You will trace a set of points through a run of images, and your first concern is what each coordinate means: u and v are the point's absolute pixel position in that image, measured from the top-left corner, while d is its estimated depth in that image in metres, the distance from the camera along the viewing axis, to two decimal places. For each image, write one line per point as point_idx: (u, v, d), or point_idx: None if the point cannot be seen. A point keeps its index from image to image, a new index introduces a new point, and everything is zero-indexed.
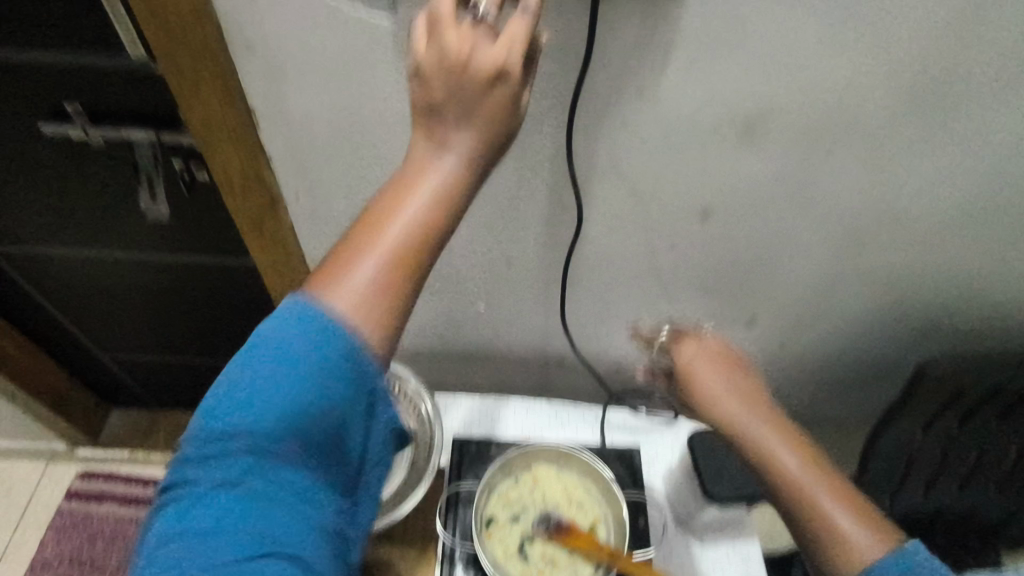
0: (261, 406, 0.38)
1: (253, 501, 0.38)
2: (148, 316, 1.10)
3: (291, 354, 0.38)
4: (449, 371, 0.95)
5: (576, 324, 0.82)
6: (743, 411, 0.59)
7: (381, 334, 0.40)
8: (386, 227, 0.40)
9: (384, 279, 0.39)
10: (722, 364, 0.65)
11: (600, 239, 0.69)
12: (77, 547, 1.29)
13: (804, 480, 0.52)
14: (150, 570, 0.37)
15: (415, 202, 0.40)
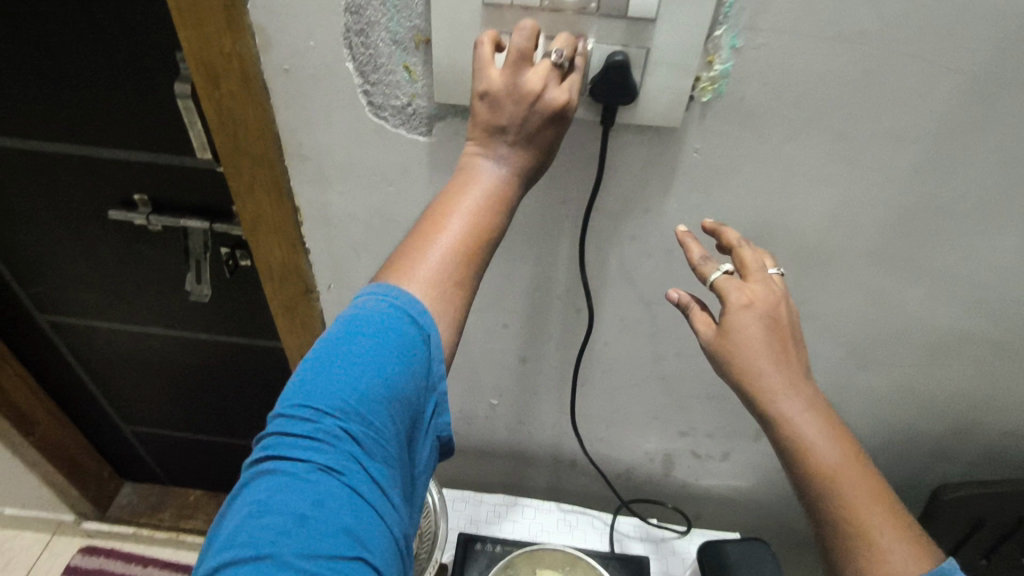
0: (355, 383, 0.41)
1: (344, 491, 0.38)
2: (175, 390, 1.14)
3: (382, 333, 0.43)
4: (460, 466, 0.95)
5: (588, 426, 0.83)
6: (790, 395, 0.46)
7: (448, 313, 0.46)
8: (449, 221, 0.47)
9: (451, 270, 0.46)
10: (776, 319, 0.48)
11: (611, 342, 0.72)
12: None
13: (845, 480, 0.45)
14: (236, 556, 0.35)
15: (477, 208, 0.47)
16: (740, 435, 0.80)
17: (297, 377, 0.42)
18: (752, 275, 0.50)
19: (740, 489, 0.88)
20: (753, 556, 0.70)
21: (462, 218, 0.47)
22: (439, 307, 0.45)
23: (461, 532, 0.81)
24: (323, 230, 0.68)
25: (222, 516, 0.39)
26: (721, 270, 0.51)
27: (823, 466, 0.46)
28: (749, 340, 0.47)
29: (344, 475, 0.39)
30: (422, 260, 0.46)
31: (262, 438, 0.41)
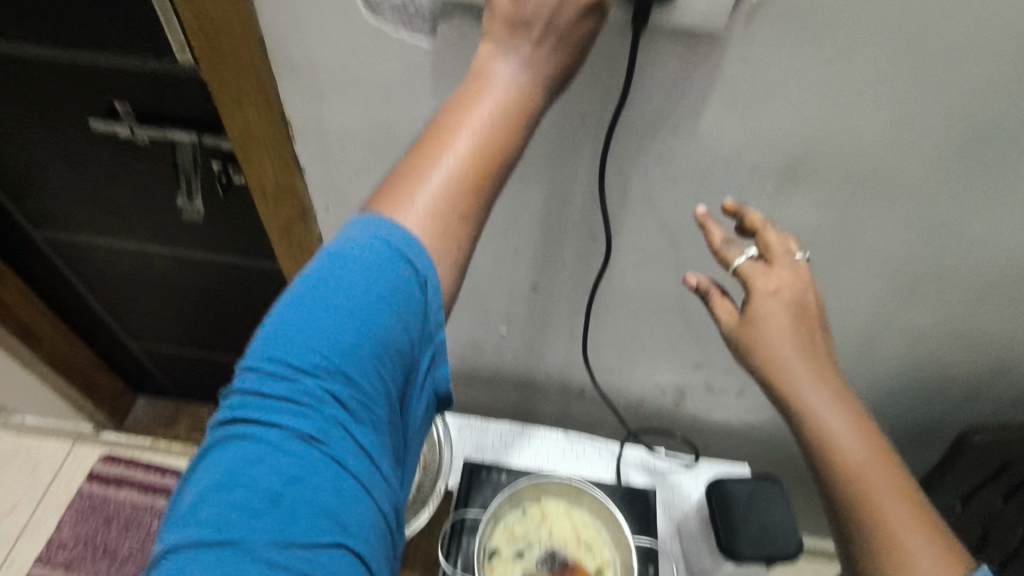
0: (338, 342, 0.37)
1: (326, 462, 0.36)
2: (180, 309, 1.12)
3: (371, 280, 0.39)
4: (467, 392, 0.93)
5: (599, 358, 0.80)
6: (816, 385, 0.44)
7: (450, 247, 0.42)
8: (456, 135, 0.42)
9: (454, 200, 0.42)
10: (804, 308, 0.46)
11: (628, 273, 0.68)
12: (93, 530, 1.30)
13: (869, 477, 0.42)
14: (201, 534, 0.33)
15: (482, 134, 0.42)
16: None
17: (270, 325, 0.39)
18: (778, 260, 0.48)
19: (752, 424, 0.87)
20: (765, 496, 0.69)
21: (462, 146, 0.42)
22: (439, 245, 0.41)
23: (467, 458, 0.80)
24: (318, 147, 0.62)
25: (188, 482, 0.37)
26: (746, 255, 0.48)
27: (848, 461, 0.42)
28: (777, 329, 0.45)
29: (327, 443, 0.37)
30: (426, 186, 0.41)
31: (231, 395, 0.39)
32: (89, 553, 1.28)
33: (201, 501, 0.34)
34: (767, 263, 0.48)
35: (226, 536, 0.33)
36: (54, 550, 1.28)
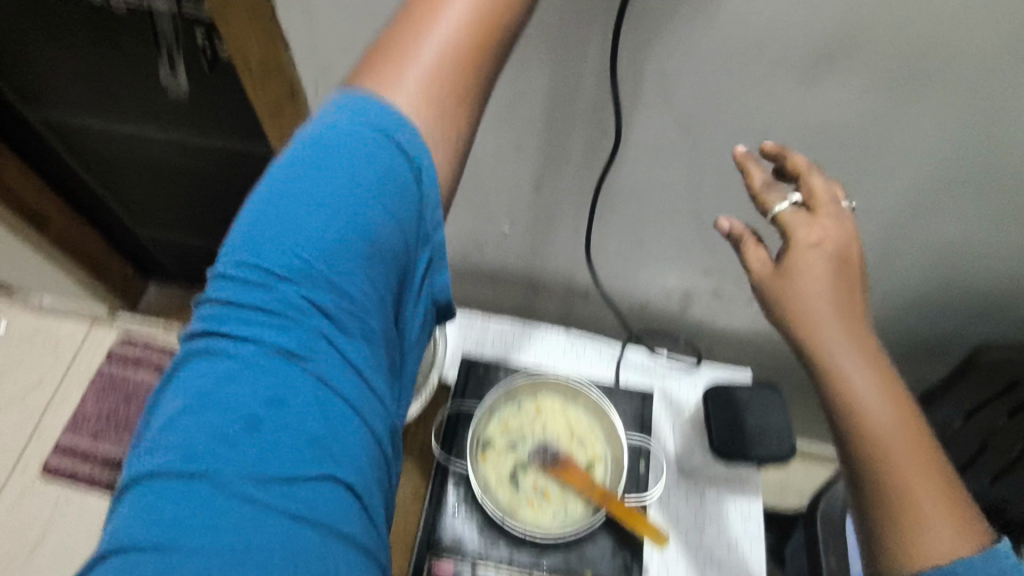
0: (320, 241, 0.35)
1: (310, 380, 0.34)
2: (181, 196, 1.10)
3: (355, 171, 0.36)
4: (470, 290, 0.92)
5: (604, 260, 0.77)
6: (850, 347, 0.40)
7: (446, 133, 0.39)
8: (448, 3, 0.38)
9: (449, 82, 0.38)
10: (846, 262, 0.42)
11: (638, 171, 0.63)
12: (113, 407, 1.33)
13: (897, 448, 0.39)
14: (174, 458, 0.32)
15: (470, 12, 0.38)
16: None
17: (245, 228, 0.36)
18: (822, 209, 0.43)
19: (757, 331, 0.85)
20: (761, 403, 0.68)
21: (446, 28, 0.38)
22: (435, 131, 0.38)
23: (465, 353, 0.80)
24: (301, 16, 0.56)
25: (163, 399, 0.35)
26: (787, 202, 0.44)
27: (878, 431, 0.39)
28: (811, 283, 0.41)
29: (309, 360, 0.34)
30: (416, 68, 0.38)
31: (205, 306, 0.36)
32: (109, 428, 1.30)
33: (175, 423, 0.33)
34: (810, 212, 0.43)
35: (200, 467, 0.31)
36: (77, 424, 1.31)
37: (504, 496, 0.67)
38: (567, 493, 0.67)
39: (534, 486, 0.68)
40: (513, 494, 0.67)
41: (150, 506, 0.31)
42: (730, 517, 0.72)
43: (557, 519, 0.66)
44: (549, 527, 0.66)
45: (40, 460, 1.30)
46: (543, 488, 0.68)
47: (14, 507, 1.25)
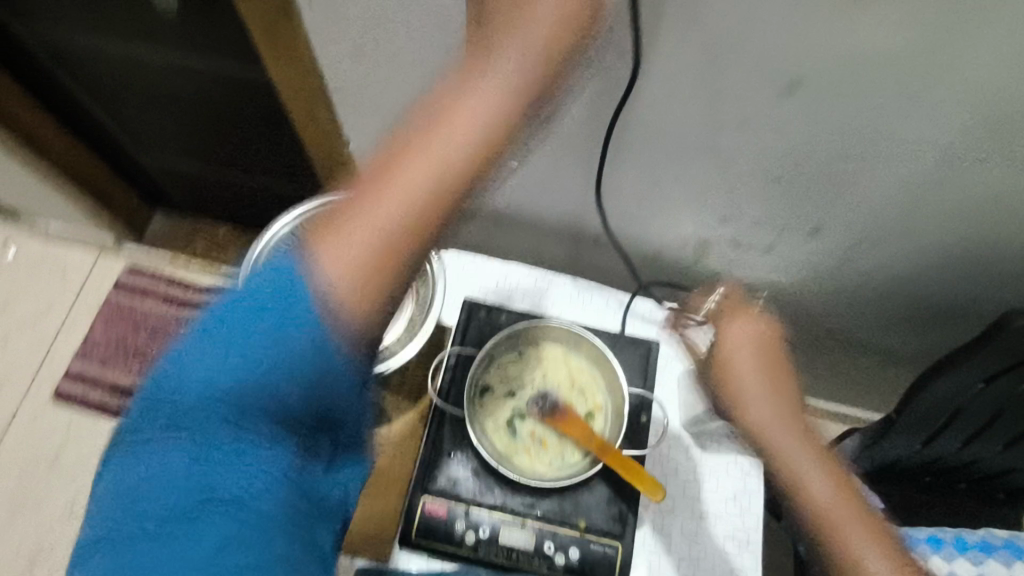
0: (227, 377, 0.40)
1: (226, 505, 0.40)
2: (180, 123, 1.06)
3: (253, 334, 0.39)
4: (476, 231, 0.89)
5: (614, 204, 0.73)
6: (800, 448, 0.63)
7: (377, 279, 0.42)
8: (401, 164, 0.42)
9: (393, 229, 0.42)
10: (778, 377, 0.66)
11: (653, 109, 0.58)
12: (121, 334, 1.36)
13: (834, 509, 0.60)
14: (97, 553, 0.39)
15: (421, 184, 0.42)
16: (789, 231, 0.70)
17: (176, 356, 0.42)
18: (746, 323, 0.69)
19: (773, 285, 0.81)
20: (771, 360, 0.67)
21: (396, 194, 0.42)
22: (355, 284, 0.41)
23: (467, 296, 0.78)
24: None
25: (102, 471, 0.42)
26: (728, 322, 0.70)
27: (818, 499, 0.61)
28: (736, 363, 0.65)
29: (219, 482, 0.41)
30: (359, 216, 0.42)
31: (139, 398, 0.43)
32: (118, 355, 1.34)
33: (102, 515, 0.40)
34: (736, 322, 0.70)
35: (111, 557, 0.39)
36: (87, 350, 1.34)
37: (500, 442, 0.67)
38: (565, 442, 0.67)
39: (531, 435, 0.67)
40: (509, 441, 0.67)
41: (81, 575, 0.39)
42: (707, 478, 0.71)
43: (554, 466, 0.66)
44: (544, 474, 0.65)
45: (52, 382, 1.33)
46: (540, 436, 0.67)
47: (29, 427, 1.29)
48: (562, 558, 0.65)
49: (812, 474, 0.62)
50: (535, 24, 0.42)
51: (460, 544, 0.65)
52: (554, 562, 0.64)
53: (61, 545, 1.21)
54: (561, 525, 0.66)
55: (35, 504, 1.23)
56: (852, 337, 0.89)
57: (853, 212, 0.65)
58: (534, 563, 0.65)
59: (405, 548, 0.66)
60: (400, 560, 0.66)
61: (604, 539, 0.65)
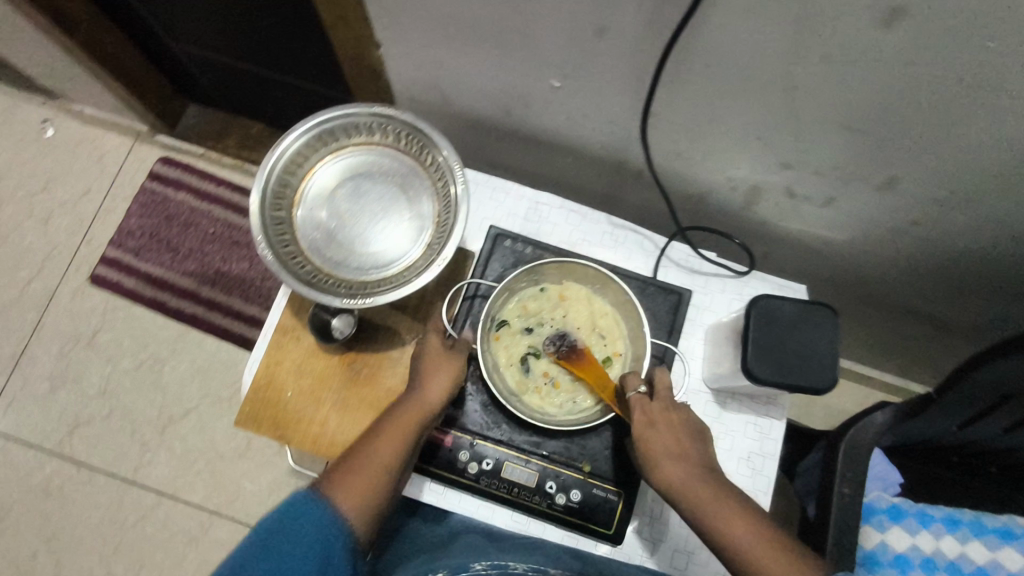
0: (310, 528, 0.52)
1: None
2: (208, 7, 0.99)
3: (319, 521, 0.52)
4: (511, 150, 0.83)
5: (663, 136, 0.66)
6: (705, 497, 0.54)
7: (361, 506, 0.55)
8: (365, 453, 0.57)
9: (366, 485, 0.56)
10: (682, 438, 0.58)
11: (720, 31, 0.49)
12: (157, 224, 1.37)
13: (758, 555, 0.50)
14: None
15: (376, 458, 0.57)
16: (857, 183, 0.62)
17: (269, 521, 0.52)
18: (657, 397, 0.61)
19: (827, 240, 0.75)
20: (810, 322, 0.61)
21: (359, 469, 0.56)
22: (352, 501, 0.54)
23: (492, 221, 0.74)
24: None
25: None
26: (638, 389, 0.61)
27: (741, 548, 0.51)
28: (643, 431, 0.58)
29: None
30: (359, 471, 0.56)
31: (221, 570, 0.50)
32: (153, 245, 1.37)
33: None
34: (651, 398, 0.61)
35: None
36: (123, 238, 1.37)
37: (511, 378, 0.66)
38: (578, 385, 0.66)
39: (544, 373, 0.66)
40: (521, 377, 0.66)
41: None
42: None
43: (564, 408, 0.65)
44: (554, 414, 0.64)
45: (89, 265, 1.36)
46: (553, 377, 0.66)
47: (68, 306, 1.34)
48: (563, 499, 0.64)
49: (734, 531, 0.52)
50: (430, 386, 0.62)
51: (463, 474, 0.65)
52: (554, 501, 0.64)
53: (98, 419, 1.28)
54: (565, 466, 0.65)
55: (74, 379, 1.30)
56: (903, 303, 0.82)
57: (936, 171, 0.57)
58: (535, 500, 0.64)
59: None
60: None
61: (607, 485, 0.64)
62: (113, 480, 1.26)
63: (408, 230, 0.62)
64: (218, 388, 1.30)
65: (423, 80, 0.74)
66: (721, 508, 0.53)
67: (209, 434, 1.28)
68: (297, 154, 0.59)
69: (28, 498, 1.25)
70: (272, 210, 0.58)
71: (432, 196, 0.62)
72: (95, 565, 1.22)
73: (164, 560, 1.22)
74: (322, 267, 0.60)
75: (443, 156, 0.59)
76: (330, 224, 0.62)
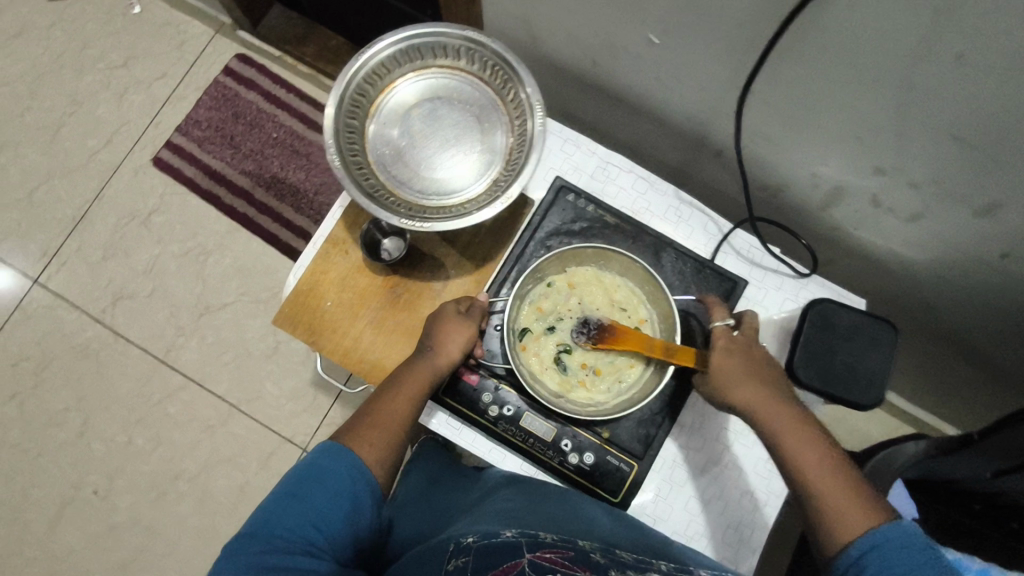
0: (330, 477, 0.55)
1: (319, 554, 0.51)
2: None
3: (336, 472, 0.55)
4: (591, 103, 0.80)
5: (755, 115, 0.63)
6: (777, 418, 0.54)
7: (381, 460, 0.58)
8: (382, 410, 0.60)
9: (386, 440, 0.59)
10: (760, 364, 0.57)
11: (840, 15, 0.46)
12: (224, 118, 1.39)
13: (819, 480, 0.50)
14: (247, 553, 0.49)
15: (395, 415, 0.60)
16: (951, 202, 0.59)
17: (294, 476, 0.55)
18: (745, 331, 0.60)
19: (899, 258, 0.71)
20: (869, 339, 0.58)
21: (378, 426, 0.59)
22: (374, 455, 0.57)
23: (559, 173, 0.73)
24: None
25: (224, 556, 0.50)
26: (723, 321, 0.60)
27: (803, 469, 0.51)
28: (723, 354, 0.58)
29: (321, 550, 0.51)
30: (380, 426, 0.59)
31: (249, 523, 0.52)
32: (217, 138, 1.38)
33: (257, 533, 0.51)
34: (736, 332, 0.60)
35: (275, 540, 0.50)
36: (190, 126, 1.39)
37: (552, 381, 0.65)
38: (619, 366, 0.65)
39: (583, 366, 0.66)
40: (561, 378, 0.65)
41: (257, 546, 0.50)
42: (734, 439, 0.66)
43: (612, 393, 0.65)
44: (605, 403, 0.64)
45: (155, 147, 1.39)
46: (592, 365, 0.66)
47: (130, 182, 1.37)
48: (575, 458, 0.64)
49: (799, 453, 0.52)
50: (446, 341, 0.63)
51: (482, 415, 0.65)
52: (566, 460, 0.64)
53: (141, 294, 1.33)
54: (583, 428, 0.65)
55: (125, 253, 1.35)
56: (964, 340, 0.78)
57: None
58: (548, 454, 0.65)
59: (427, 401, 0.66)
60: None
61: (622, 455, 0.64)
62: (147, 356, 1.32)
63: (480, 162, 0.61)
64: (257, 289, 1.33)
65: (517, 17, 0.72)
66: (798, 434, 0.53)
67: (241, 329, 1.32)
68: (381, 65, 0.58)
69: (66, 356, 1.32)
70: (346, 116, 0.58)
71: (508, 132, 0.61)
72: (117, 431, 1.29)
73: (181, 439, 1.29)
74: (384, 183, 0.59)
75: (526, 93, 0.57)
76: (401, 142, 0.61)
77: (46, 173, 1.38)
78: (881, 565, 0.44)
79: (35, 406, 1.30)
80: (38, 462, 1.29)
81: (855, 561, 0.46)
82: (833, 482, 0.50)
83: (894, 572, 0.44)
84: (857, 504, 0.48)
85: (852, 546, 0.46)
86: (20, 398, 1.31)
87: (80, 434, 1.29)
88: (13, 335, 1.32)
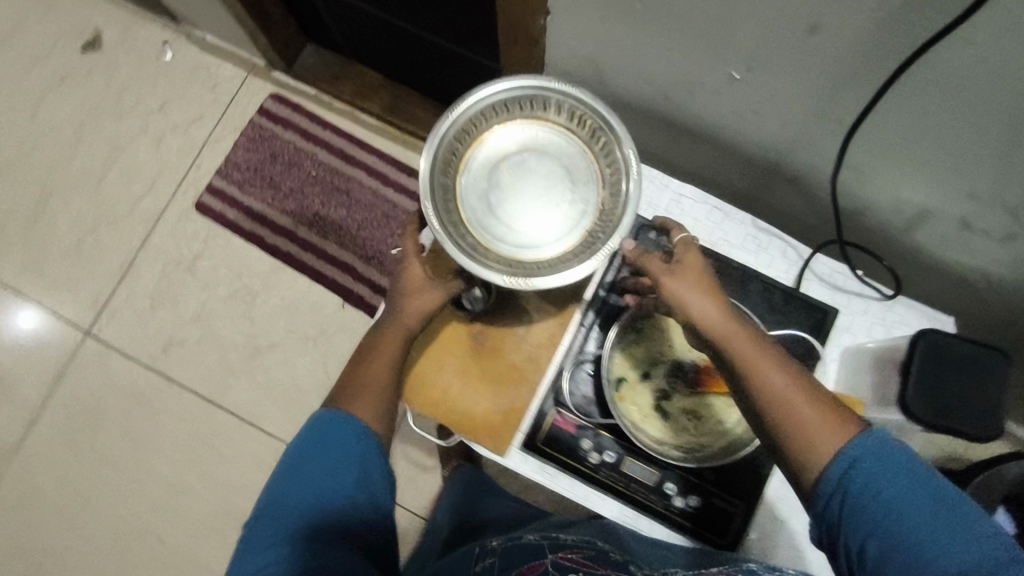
0: (329, 451, 0.55)
1: (329, 530, 0.53)
2: None
3: (333, 445, 0.56)
4: (657, 133, 0.80)
5: (841, 145, 0.63)
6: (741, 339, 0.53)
7: (375, 419, 0.58)
8: (364, 379, 0.59)
9: (376, 403, 0.58)
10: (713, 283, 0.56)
11: (953, 56, 0.46)
12: (262, 159, 1.40)
13: (789, 399, 0.50)
14: (262, 536, 0.52)
15: (380, 380, 0.59)
16: None
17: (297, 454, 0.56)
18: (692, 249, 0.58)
19: (990, 276, 0.70)
20: (979, 366, 0.58)
21: (366, 392, 0.59)
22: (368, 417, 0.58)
23: (637, 213, 0.72)
24: None
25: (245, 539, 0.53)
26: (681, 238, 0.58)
27: (773, 391, 0.50)
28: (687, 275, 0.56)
29: (328, 523, 0.53)
30: (365, 391, 0.59)
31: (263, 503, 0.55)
32: (257, 180, 1.39)
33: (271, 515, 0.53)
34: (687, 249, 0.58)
35: (286, 521, 0.53)
36: (230, 168, 1.40)
37: (654, 429, 0.64)
38: (718, 407, 0.64)
39: (683, 410, 0.65)
40: (663, 425, 0.65)
41: (271, 527, 0.53)
42: None
43: (716, 435, 0.64)
44: (712, 448, 0.63)
45: (196, 191, 1.40)
46: (693, 409, 0.65)
47: (174, 227, 1.38)
48: (680, 501, 0.64)
49: (766, 372, 0.51)
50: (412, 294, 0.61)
51: (582, 461, 0.66)
52: (671, 503, 0.64)
53: (191, 339, 1.34)
54: (687, 471, 0.64)
55: (172, 298, 1.36)
56: None
57: None
58: (652, 499, 0.65)
59: (522, 450, 0.67)
60: (512, 459, 0.67)
61: (727, 497, 0.64)
62: (200, 399, 1.32)
63: (574, 213, 0.60)
64: (304, 326, 1.33)
65: (585, 55, 0.71)
66: (760, 354, 0.52)
67: (292, 368, 1.32)
68: (469, 122, 0.58)
69: (121, 403, 1.32)
70: (440, 175, 0.58)
71: (601, 184, 0.60)
72: (175, 476, 1.30)
73: (238, 480, 1.29)
74: (480, 239, 0.59)
75: (622, 149, 0.57)
76: (492, 197, 0.61)
77: (91, 222, 1.39)
78: (862, 482, 0.45)
79: (93, 454, 1.31)
80: (99, 509, 1.29)
81: (836, 481, 0.46)
82: (801, 401, 0.50)
83: (869, 485, 0.45)
84: (830, 421, 0.49)
85: (831, 468, 0.47)
86: (79, 447, 1.31)
87: (139, 480, 1.30)
88: (68, 384, 1.33)
